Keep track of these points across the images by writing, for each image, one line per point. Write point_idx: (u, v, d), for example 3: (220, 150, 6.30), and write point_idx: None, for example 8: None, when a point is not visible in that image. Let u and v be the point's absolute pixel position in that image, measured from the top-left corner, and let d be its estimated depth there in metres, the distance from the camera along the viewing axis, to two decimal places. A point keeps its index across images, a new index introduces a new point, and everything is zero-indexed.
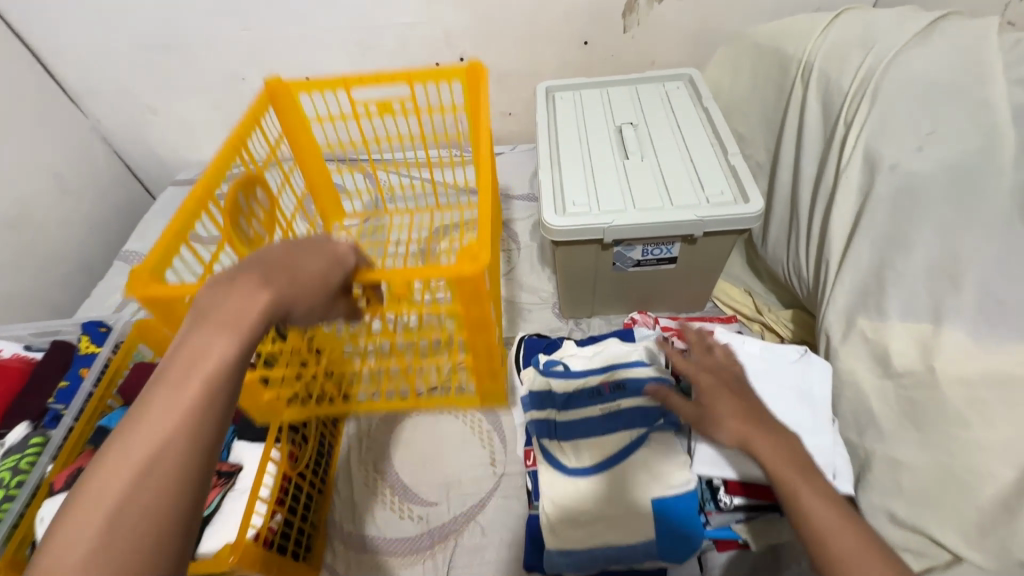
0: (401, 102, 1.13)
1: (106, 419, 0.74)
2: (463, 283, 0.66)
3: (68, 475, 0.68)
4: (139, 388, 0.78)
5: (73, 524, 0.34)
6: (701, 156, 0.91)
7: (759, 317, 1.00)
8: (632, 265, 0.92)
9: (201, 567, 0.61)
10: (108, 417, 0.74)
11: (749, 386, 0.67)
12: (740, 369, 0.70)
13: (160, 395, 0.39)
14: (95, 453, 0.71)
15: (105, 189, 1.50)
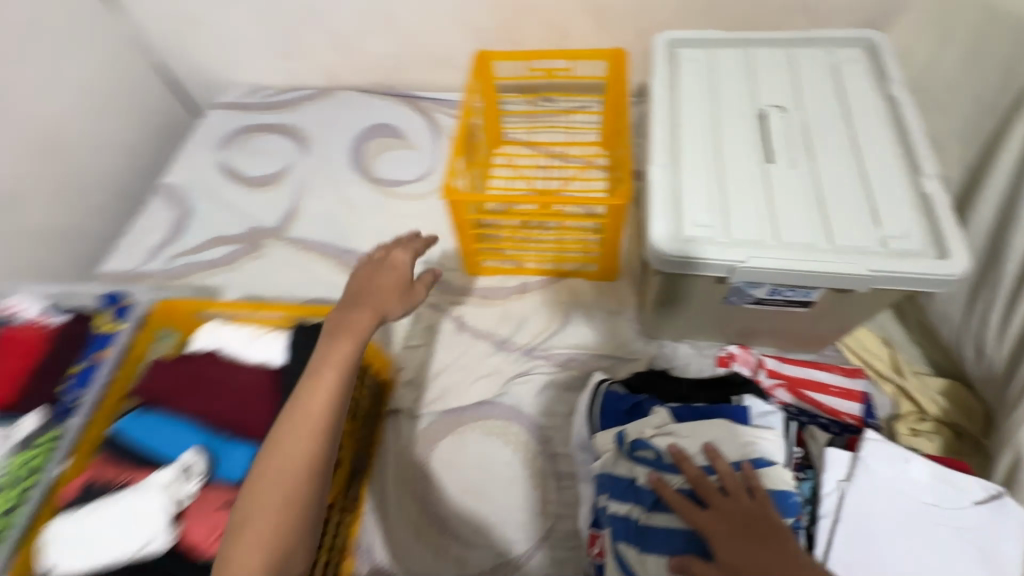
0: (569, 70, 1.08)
1: (121, 422, 0.66)
2: (616, 212, 0.84)
3: (79, 487, 0.62)
4: (155, 390, 0.68)
5: (256, 518, 0.51)
6: (878, 171, 0.67)
7: (898, 379, 0.79)
8: (750, 302, 0.72)
9: None
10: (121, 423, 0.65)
11: (777, 518, 0.51)
12: (762, 491, 0.53)
13: (303, 406, 0.56)
14: (109, 463, 0.64)
15: (145, 106, 1.35)
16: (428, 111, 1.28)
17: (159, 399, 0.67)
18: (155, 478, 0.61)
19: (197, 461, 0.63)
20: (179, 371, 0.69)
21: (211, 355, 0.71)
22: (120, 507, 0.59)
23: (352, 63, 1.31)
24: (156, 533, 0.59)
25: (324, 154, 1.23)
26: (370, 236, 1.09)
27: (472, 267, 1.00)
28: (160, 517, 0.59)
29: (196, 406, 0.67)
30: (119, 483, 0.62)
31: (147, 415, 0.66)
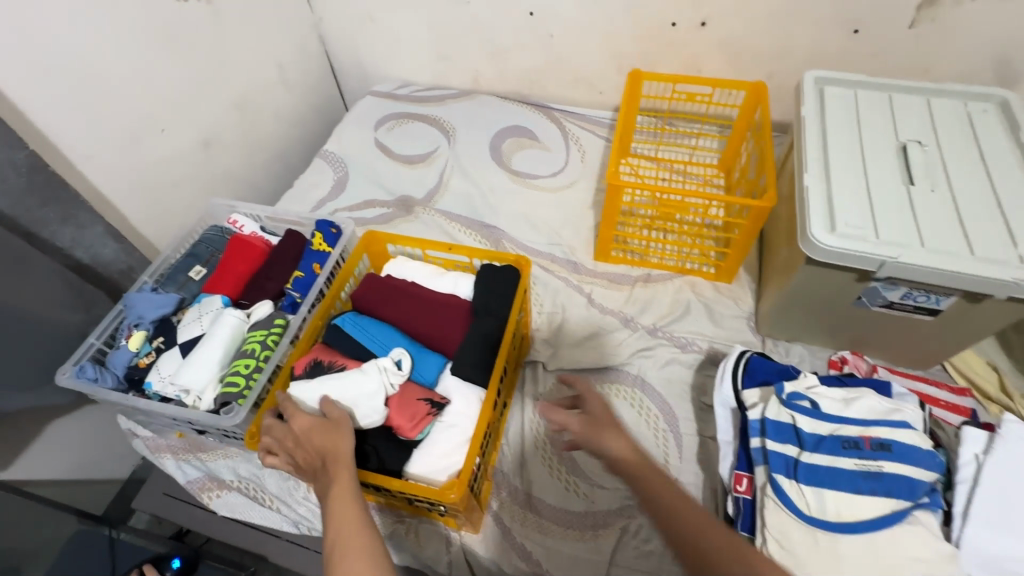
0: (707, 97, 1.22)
1: (340, 320, 0.79)
2: (758, 214, 0.94)
3: (307, 364, 0.74)
4: (370, 300, 0.82)
5: None
6: (1013, 202, 0.77)
7: (1007, 400, 0.86)
8: (880, 305, 0.82)
9: (423, 490, 0.65)
10: (340, 319, 0.78)
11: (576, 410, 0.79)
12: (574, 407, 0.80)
13: (340, 551, 0.55)
14: (328, 350, 0.76)
15: (312, 87, 1.55)
16: (560, 120, 1.42)
17: (370, 309, 0.82)
18: (375, 365, 0.72)
19: (404, 357, 0.75)
20: (386, 288, 0.82)
21: (412, 283, 0.85)
22: (345, 382, 0.71)
23: (498, 72, 1.48)
24: (374, 409, 0.70)
25: (467, 143, 1.38)
26: (507, 217, 1.23)
27: (602, 254, 1.12)
28: (378, 398, 0.70)
29: (404, 318, 0.81)
30: (338, 365, 0.74)
31: (360, 317, 0.80)
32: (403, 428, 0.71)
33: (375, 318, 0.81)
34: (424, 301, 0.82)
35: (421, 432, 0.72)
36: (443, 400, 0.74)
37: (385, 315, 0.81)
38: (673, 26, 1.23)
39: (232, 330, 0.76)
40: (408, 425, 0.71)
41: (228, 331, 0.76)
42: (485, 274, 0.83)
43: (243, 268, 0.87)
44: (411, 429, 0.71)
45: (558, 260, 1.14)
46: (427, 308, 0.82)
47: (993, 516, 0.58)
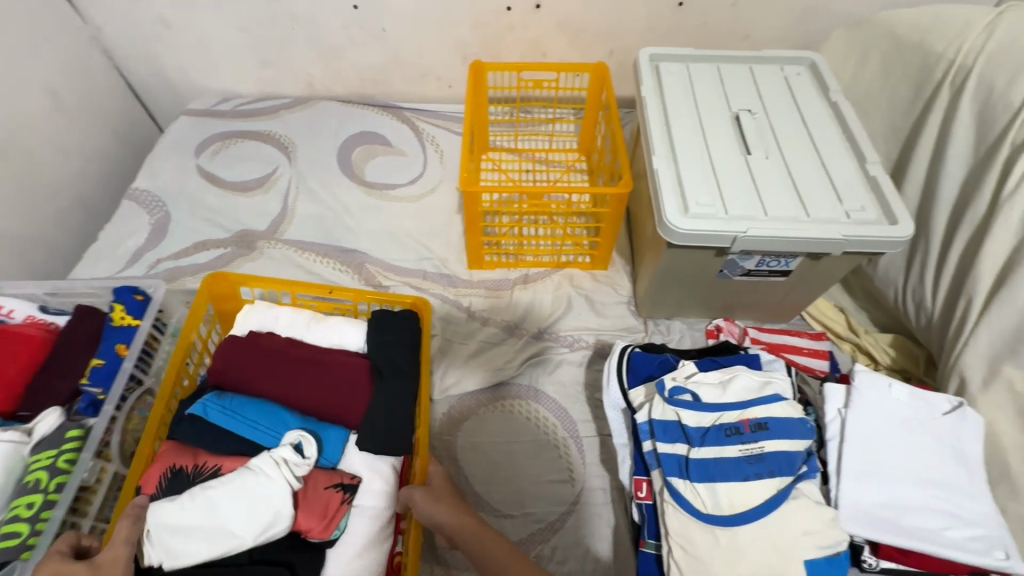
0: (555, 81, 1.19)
1: (200, 407, 0.67)
2: (618, 200, 0.93)
3: (162, 477, 0.63)
4: (240, 375, 0.70)
5: None
6: (833, 160, 0.82)
7: (854, 338, 0.94)
8: (740, 274, 0.84)
9: None
10: (201, 407, 0.67)
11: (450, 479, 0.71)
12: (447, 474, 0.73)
13: None
14: (184, 450, 0.65)
15: (106, 113, 1.28)
16: (412, 120, 1.32)
17: (236, 381, 0.70)
18: (269, 460, 0.63)
19: (306, 440, 0.66)
20: (258, 352, 0.71)
21: (292, 345, 0.74)
22: (237, 488, 0.61)
23: (333, 73, 1.33)
24: (279, 514, 0.61)
25: (310, 159, 1.23)
26: (369, 236, 1.11)
27: (476, 262, 1.05)
28: (282, 497, 0.61)
29: (284, 390, 0.70)
30: (208, 468, 0.64)
31: (227, 399, 0.68)
32: (314, 530, 0.62)
33: (249, 396, 0.70)
34: (307, 364, 0.72)
35: (337, 529, 0.64)
36: (355, 478, 0.67)
37: (262, 390, 0.70)
38: (509, 11, 1.18)
39: (8, 460, 0.58)
40: (319, 525, 0.63)
41: (2, 464, 0.58)
42: (384, 324, 0.75)
43: (17, 369, 0.67)
44: (324, 529, 0.63)
45: (431, 276, 1.06)
46: (311, 372, 0.71)
47: (860, 468, 0.60)
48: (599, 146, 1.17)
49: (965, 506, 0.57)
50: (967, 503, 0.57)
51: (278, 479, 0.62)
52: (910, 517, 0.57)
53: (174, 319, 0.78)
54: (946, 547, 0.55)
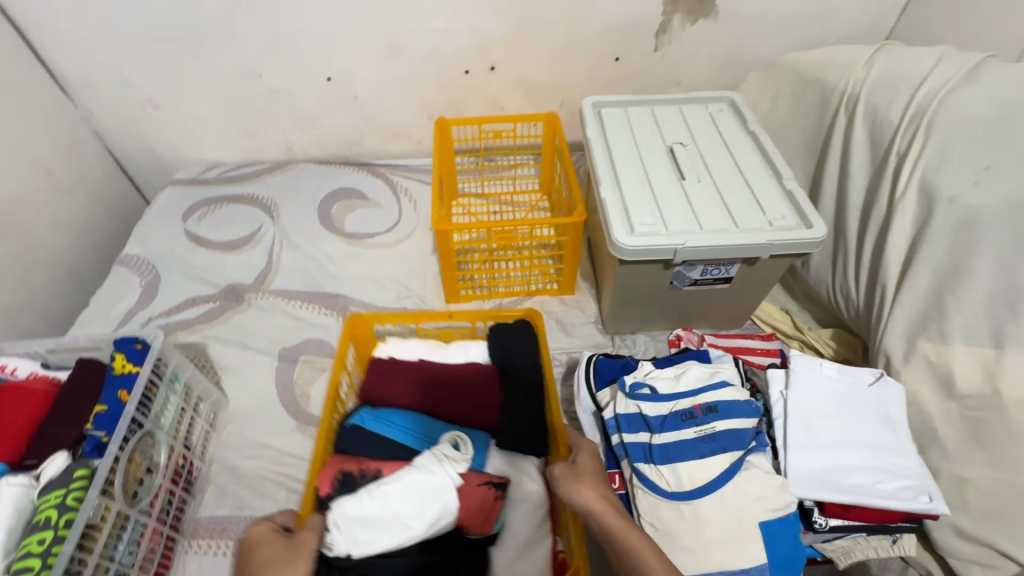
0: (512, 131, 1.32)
1: (358, 419, 0.85)
2: (575, 228, 1.03)
3: (334, 480, 0.77)
4: (387, 392, 0.88)
5: None
6: (755, 179, 0.94)
7: (800, 335, 1.04)
8: (688, 284, 0.94)
9: None
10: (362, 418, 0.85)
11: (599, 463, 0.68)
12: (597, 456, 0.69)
13: None
14: (347, 458, 0.80)
15: (97, 188, 1.36)
16: (386, 174, 1.43)
17: (382, 396, 0.88)
18: (433, 458, 0.77)
19: (461, 440, 0.82)
20: (404, 371, 0.90)
21: (424, 363, 0.91)
22: (410, 482, 0.74)
23: (311, 138, 1.45)
24: (446, 506, 0.73)
25: (293, 215, 1.32)
26: (351, 281, 1.19)
27: (452, 296, 1.13)
28: (449, 489, 0.74)
29: (429, 402, 0.88)
30: (368, 471, 0.78)
31: (378, 412, 0.86)
32: (474, 524, 0.75)
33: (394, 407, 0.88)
34: (442, 379, 0.89)
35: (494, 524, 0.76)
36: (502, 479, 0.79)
37: (405, 403, 0.88)
38: (467, 73, 1.32)
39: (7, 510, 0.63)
40: (478, 521, 0.75)
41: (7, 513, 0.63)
42: (506, 334, 0.94)
43: (23, 422, 0.72)
44: (482, 523, 0.75)
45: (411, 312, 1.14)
46: (453, 384, 0.89)
47: (803, 440, 0.68)
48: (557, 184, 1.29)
49: (894, 462, 0.65)
50: (896, 459, 0.65)
51: (442, 476, 0.75)
52: (849, 477, 0.64)
53: (172, 366, 0.83)
54: (881, 498, 0.62)
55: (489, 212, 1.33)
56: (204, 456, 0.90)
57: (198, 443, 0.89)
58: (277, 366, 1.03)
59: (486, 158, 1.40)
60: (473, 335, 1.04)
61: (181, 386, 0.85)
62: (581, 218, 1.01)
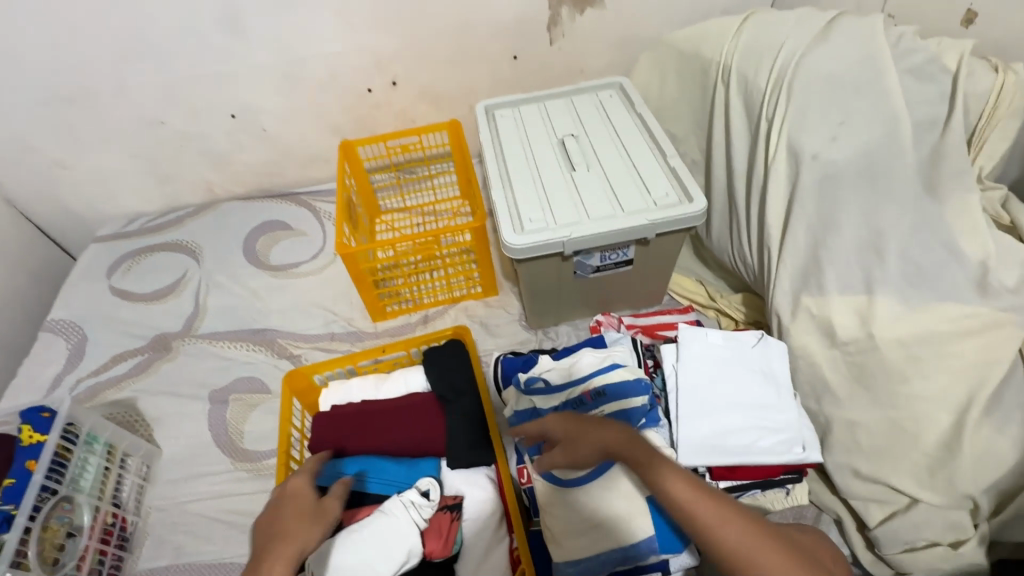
0: (421, 142, 1.34)
1: (313, 477, 0.71)
2: (480, 231, 1.05)
3: None
4: (335, 441, 0.74)
5: None
6: (642, 160, 0.96)
7: (714, 304, 1.06)
8: (592, 271, 0.96)
9: None
10: (314, 474, 0.71)
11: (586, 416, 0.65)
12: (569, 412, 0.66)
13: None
14: None
15: (18, 256, 1.35)
16: (309, 202, 1.41)
17: (331, 447, 0.74)
18: (400, 501, 0.66)
19: (433, 485, 0.69)
20: (341, 418, 0.75)
21: (362, 403, 0.78)
22: (373, 532, 0.63)
23: (229, 176, 1.44)
24: (412, 551, 0.63)
25: (216, 255, 1.31)
26: (278, 313, 1.19)
27: (377, 314, 1.14)
28: (413, 535, 0.64)
29: (378, 441, 0.74)
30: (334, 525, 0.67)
31: (333, 464, 0.72)
32: (435, 551, 0.65)
33: (348, 457, 0.74)
34: (385, 414, 0.76)
35: (455, 544, 0.66)
36: (457, 498, 0.70)
37: (356, 449, 0.74)
38: (370, 91, 1.33)
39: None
40: (438, 544, 0.65)
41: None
42: (435, 358, 0.81)
43: None
44: (444, 546, 0.65)
45: (340, 336, 1.15)
46: (395, 415, 0.76)
47: (690, 410, 0.71)
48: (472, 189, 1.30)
49: (772, 418, 0.68)
50: (774, 415, 0.68)
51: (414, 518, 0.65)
52: (732, 439, 0.67)
53: (88, 428, 0.83)
54: (760, 457, 0.65)
55: (410, 225, 1.34)
56: (139, 509, 0.91)
57: (130, 499, 0.90)
58: (208, 409, 1.03)
59: (403, 173, 1.41)
60: (413, 361, 0.92)
61: (101, 446, 0.86)
62: (482, 221, 1.02)
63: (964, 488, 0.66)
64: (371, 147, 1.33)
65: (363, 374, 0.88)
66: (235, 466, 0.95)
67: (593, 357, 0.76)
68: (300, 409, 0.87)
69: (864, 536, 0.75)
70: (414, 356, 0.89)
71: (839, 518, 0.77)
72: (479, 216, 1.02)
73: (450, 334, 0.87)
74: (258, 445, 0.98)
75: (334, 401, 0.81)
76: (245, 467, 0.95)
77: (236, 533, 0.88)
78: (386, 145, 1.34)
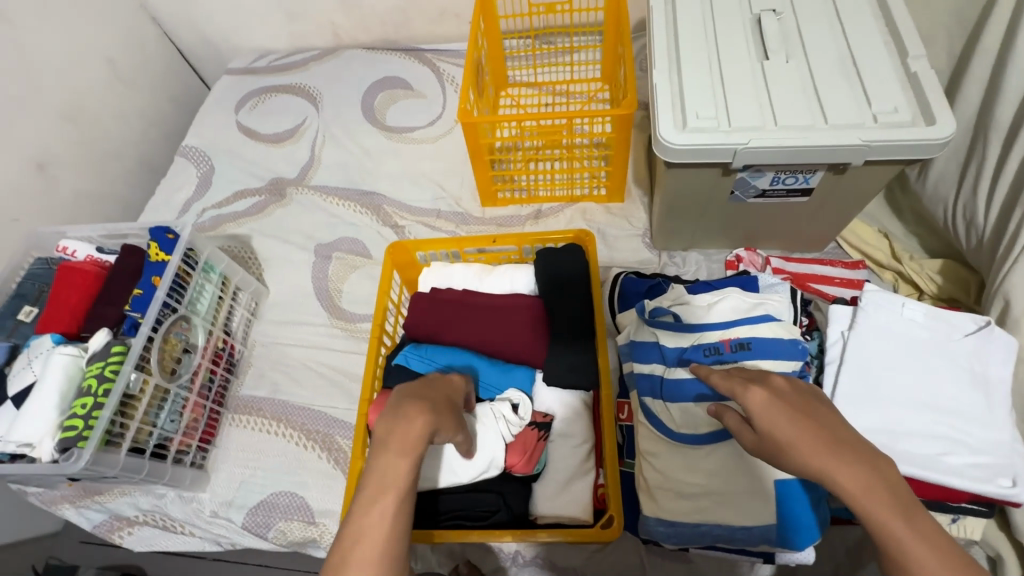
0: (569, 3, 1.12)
1: (402, 357, 0.67)
2: (623, 121, 0.87)
3: (383, 416, 0.63)
4: (429, 325, 0.69)
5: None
6: (868, 58, 0.71)
7: (897, 266, 0.84)
8: (754, 195, 0.77)
9: (586, 534, 0.56)
10: (404, 354, 0.66)
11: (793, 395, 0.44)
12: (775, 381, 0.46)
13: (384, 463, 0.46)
14: None
15: (161, 76, 1.38)
16: (433, 60, 1.27)
17: (425, 331, 0.69)
18: (490, 410, 0.61)
19: (523, 402, 0.64)
20: (440, 304, 0.70)
21: (463, 292, 0.72)
22: None
23: (356, 20, 1.33)
24: (491, 463, 0.59)
25: (335, 105, 1.25)
26: (388, 179, 1.14)
27: (487, 198, 1.05)
28: (495, 448, 0.59)
29: (474, 336, 0.68)
30: None
31: (424, 348, 0.68)
32: (516, 465, 0.60)
33: (441, 345, 0.69)
34: (485, 310, 0.69)
35: (537, 464, 0.61)
36: (547, 417, 0.64)
37: (450, 338, 0.69)
38: None
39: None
40: (521, 460, 0.60)
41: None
42: (548, 261, 0.71)
43: (77, 299, 0.79)
44: (526, 463, 0.60)
45: (445, 214, 1.08)
46: (496, 314, 0.69)
47: (855, 393, 0.56)
48: (617, 71, 1.09)
49: (971, 431, 0.53)
50: (974, 428, 0.53)
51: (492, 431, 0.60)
52: (906, 443, 0.53)
53: (206, 256, 0.86)
54: (942, 476, 0.51)
55: (538, 104, 1.18)
56: (246, 341, 0.96)
57: (239, 329, 0.95)
58: (313, 262, 1.04)
59: (540, 40, 1.22)
60: (520, 259, 0.83)
61: (217, 276, 0.89)
62: (629, 109, 0.84)
63: None
64: (510, 1, 1.14)
65: (467, 261, 0.81)
66: (332, 323, 0.97)
67: (741, 302, 0.62)
68: (399, 283, 0.84)
69: None
70: (523, 253, 0.80)
71: (996, 556, 0.62)
72: (627, 102, 0.84)
73: (569, 237, 0.76)
74: (354, 307, 0.98)
75: (435, 284, 0.76)
76: (340, 325, 0.96)
77: (326, 385, 0.91)
78: (527, 1, 1.14)
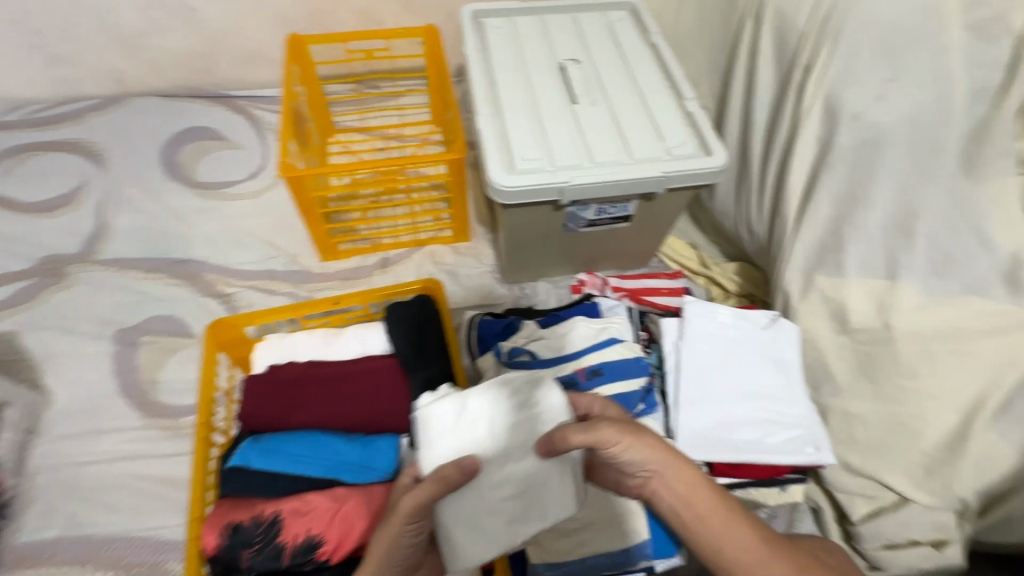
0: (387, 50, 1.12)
1: (239, 456, 0.58)
2: (457, 165, 0.88)
3: (220, 534, 0.54)
4: (271, 411, 0.61)
5: None
6: (655, 100, 0.82)
7: (705, 271, 0.98)
8: (584, 225, 0.84)
9: None
10: (240, 453, 0.58)
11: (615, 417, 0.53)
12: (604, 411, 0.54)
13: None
14: (237, 503, 0.56)
15: None
16: (246, 108, 1.17)
17: (267, 419, 0.61)
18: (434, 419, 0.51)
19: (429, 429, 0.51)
20: (280, 385, 0.62)
21: (309, 363, 0.65)
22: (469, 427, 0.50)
23: (141, 65, 1.15)
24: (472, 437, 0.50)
25: (124, 162, 1.06)
26: (205, 243, 0.99)
27: (327, 252, 0.97)
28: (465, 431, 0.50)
29: (324, 414, 0.61)
30: (264, 516, 0.55)
31: (266, 440, 0.59)
32: None
33: (286, 432, 0.61)
34: (335, 380, 0.63)
35: None
36: None
37: (296, 422, 0.61)
38: None
39: (493, 401, 0.50)
40: None
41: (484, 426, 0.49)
42: (395, 316, 0.68)
43: None
44: None
45: (281, 275, 0.98)
46: (347, 384, 0.63)
47: (692, 398, 0.65)
48: (444, 113, 1.10)
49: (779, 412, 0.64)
50: (781, 408, 0.64)
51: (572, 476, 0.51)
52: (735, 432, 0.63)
53: None
54: (768, 457, 0.61)
55: (370, 149, 1.15)
56: (21, 470, 0.75)
57: None
58: (113, 352, 0.85)
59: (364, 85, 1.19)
60: (368, 315, 0.79)
61: None
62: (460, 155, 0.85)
63: (959, 491, 0.64)
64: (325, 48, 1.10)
65: (310, 328, 0.74)
66: (147, 423, 0.80)
67: (588, 327, 0.67)
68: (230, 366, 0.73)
69: (843, 529, 0.72)
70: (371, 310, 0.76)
71: (818, 507, 0.74)
72: (457, 147, 0.85)
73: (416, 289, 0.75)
74: (176, 398, 0.82)
75: (273, 359, 0.68)
76: (159, 425, 0.80)
77: (148, 502, 0.74)
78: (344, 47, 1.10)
